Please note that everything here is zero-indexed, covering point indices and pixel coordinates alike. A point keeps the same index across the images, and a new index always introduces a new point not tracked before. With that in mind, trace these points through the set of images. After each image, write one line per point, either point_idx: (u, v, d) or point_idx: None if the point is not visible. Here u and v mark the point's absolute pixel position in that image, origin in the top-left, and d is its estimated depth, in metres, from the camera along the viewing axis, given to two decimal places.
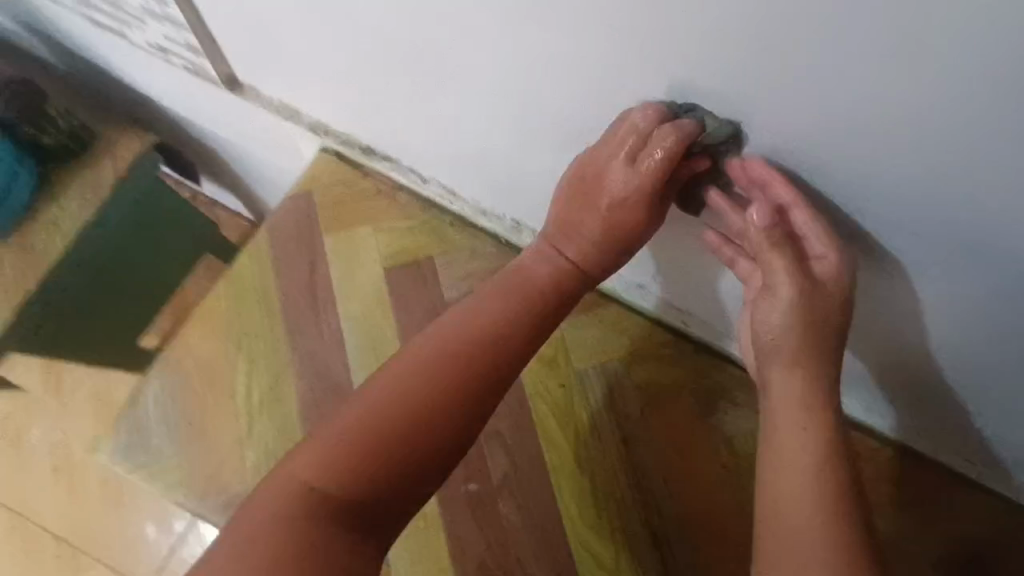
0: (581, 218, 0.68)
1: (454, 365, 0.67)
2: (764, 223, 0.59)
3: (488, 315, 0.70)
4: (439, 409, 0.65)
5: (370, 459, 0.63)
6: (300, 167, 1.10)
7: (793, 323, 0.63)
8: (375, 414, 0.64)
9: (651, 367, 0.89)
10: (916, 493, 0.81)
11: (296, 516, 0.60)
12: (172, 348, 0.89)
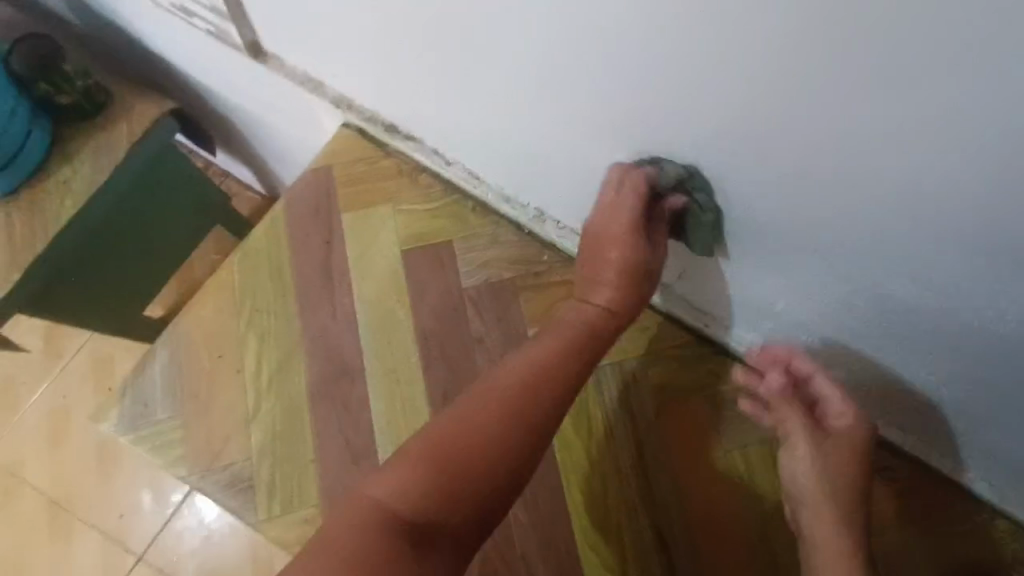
0: (599, 269, 0.73)
1: (526, 389, 0.68)
2: (784, 389, 0.77)
3: (546, 350, 0.71)
4: (513, 430, 0.66)
5: (445, 493, 0.63)
6: (320, 142, 1.08)
7: (823, 468, 0.74)
8: (454, 432, 0.65)
9: (669, 368, 0.86)
10: (923, 508, 0.81)
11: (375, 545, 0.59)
12: (181, 319, 0.87)
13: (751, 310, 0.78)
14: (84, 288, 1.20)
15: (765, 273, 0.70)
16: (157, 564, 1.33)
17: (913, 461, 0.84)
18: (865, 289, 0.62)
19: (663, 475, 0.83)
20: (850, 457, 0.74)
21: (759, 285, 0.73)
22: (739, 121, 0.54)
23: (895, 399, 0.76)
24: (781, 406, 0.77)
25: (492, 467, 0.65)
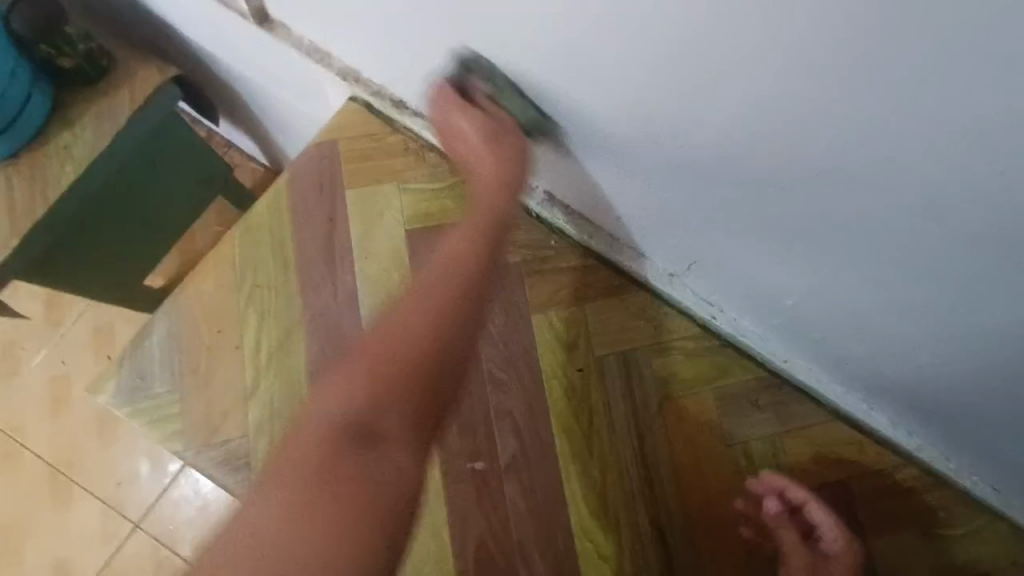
0: (488, 178, 0.72)
1: (440, 300, 0.68)
2: (780, 516, 0.77)
3: (450, 265, 0.71)
4: (421, 343, 0.67)
5: (372, 400, 0.65)
6: (326, 115, 1.06)
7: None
8: (375, 355, 0.67)
9: (674, 360, 0.85)
10: (922, 508, 0.81)
11: (315, 466, 0.63)
12: (181, 292, 0.85)
13: (760, 304, 0.77)
14: (83, 254, 1.18)
15: (777, 268, 0.68)
16: (153, 534, 1.33)
17: (917, 462, 0.82)
18: (877, 289, 0.60)
19: (664, 467, 0.82)
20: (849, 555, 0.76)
21: (771, 279, 0.71)
22: (760, 120, 0.51)
23: (900, 394, 0.76)
24: (782, 530, 0.78)
25: (403, 370, 0.66)
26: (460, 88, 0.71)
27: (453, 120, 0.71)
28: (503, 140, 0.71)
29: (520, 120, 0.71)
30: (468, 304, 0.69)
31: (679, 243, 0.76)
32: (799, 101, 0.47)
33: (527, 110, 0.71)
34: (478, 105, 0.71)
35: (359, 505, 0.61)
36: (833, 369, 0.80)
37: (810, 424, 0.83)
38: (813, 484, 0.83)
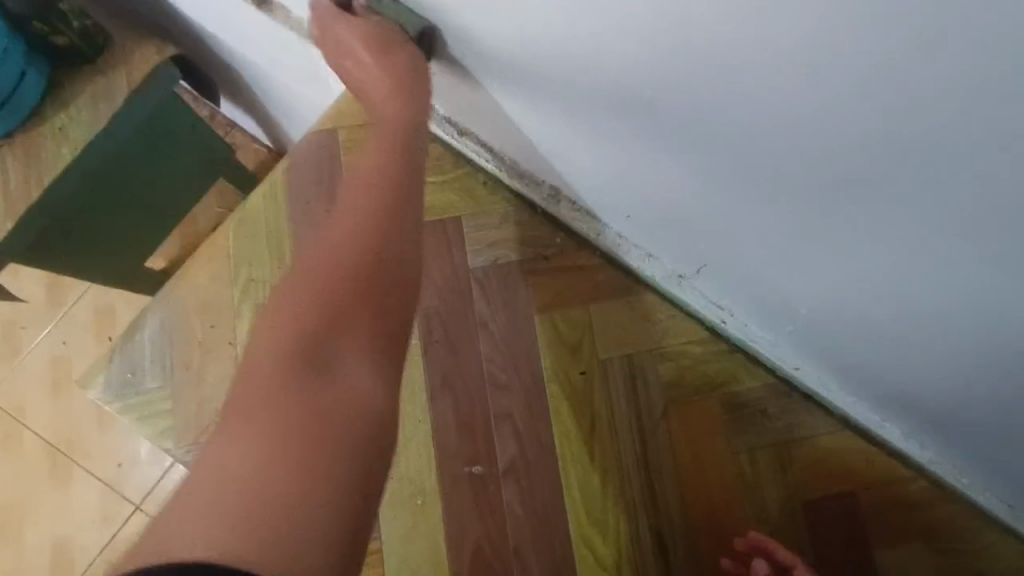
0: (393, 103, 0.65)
1: (364, 226, 0.63)
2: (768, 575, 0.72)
3: (367, 189, 0.64)
4: (335, 267, 0.61)
5: (306, 340, 0.57)
6: (327, 99, 1.02)
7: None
8: (291, 307, 0.59)
9: (681, 364, 0.82)
10: (927, 523, 0.79)
11: (262, 406, 0.52)
12: (172, 285, 0.83)
13: (772, 312, 0.74)
14: (80, 239, 1.16)
15: (791, 277, 0.65)
16: (152, 513, 1.34)
17: (928, 475, 0.80)
18: (897, 307, 0.57)
19: (666, 474, 0.80)
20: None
21: (785, 288, 0.68)
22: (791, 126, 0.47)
23: (912, 410, 0.73)
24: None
25: (337, 302, 0.60)
26: (342, 3, 0.65)
27: (336, 32, 0.65)
28: (395, 51, 0.63)
29: (406, 27, 0.63)
30: (391, 225, 0.64)
31: (690, 245, 0.73)
32: (828, 120, 0.42)
33: (411, 18, 0.63)
34: (359, 16, 0.64)
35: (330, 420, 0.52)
36: (846, 380, 0.77)
37: (818, 434, 0.81)
38: (819, 495, 0.80)
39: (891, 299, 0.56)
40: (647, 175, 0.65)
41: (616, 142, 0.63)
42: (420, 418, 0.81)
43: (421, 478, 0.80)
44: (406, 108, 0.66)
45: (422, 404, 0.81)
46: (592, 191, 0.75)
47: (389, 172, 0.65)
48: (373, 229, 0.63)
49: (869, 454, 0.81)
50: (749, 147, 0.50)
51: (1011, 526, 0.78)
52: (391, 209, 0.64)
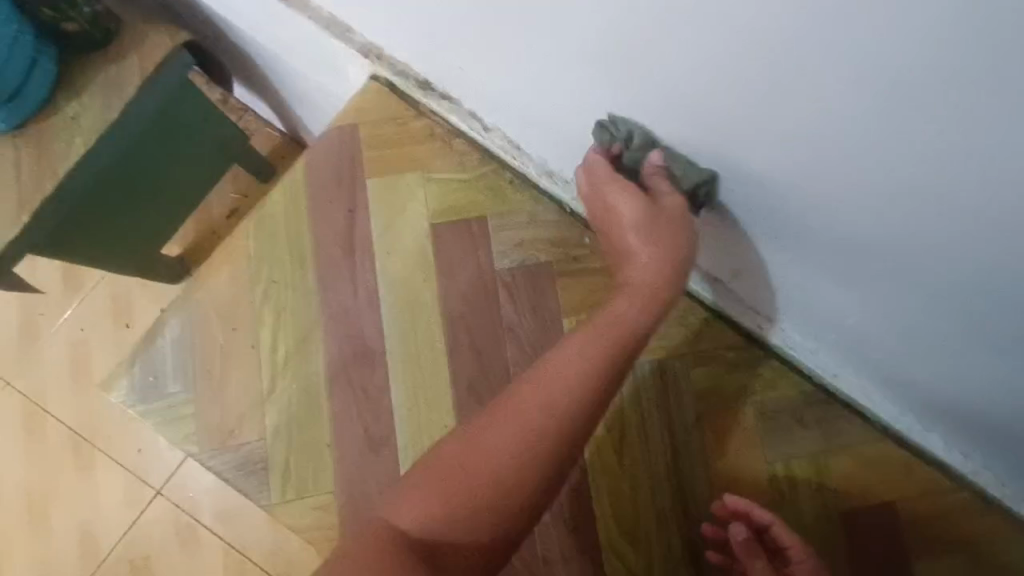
0: (634, 270, 0.70)
1: (532, 445, 0.65)
2: (749, 543, 0.71)
3: (596, 348, 0.68)
4: (530, 454, 0.64)
5: (461, 513, 0.63)
6: (347, 91, 0.99)
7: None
8: (471, 463, 0.64)
9: (715, 370, 0.80)
10: (968, 537, 0.76)
11: (394, 559, 0.59)
12: (191, 288, 0.81)
13: (815, 320, 0.71)
14: (98, 231, 1.12)
15: (837, 283, 0.63)
16: (176, 500, 1.22)
17: (971, 487, 0.77)
18: (954, 315, 0.54)
19: (699, 483, 0.78)
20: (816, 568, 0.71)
21: (830, 295, 0.65)
22: (849, 130, 0.44)
23: (955, 421, 0.70)
24: (749, 558, 0.71)
25: (503, 490, 0.63)
26: (613, 158, 0.67)
27: (616, 201, 0.69)
28: (665, 226, 0.66)
29: (682, 178, 0.63)
30: (582, 413, 0.66)
31: (732, 248, 0.70)
32: (908, 112, 0.40)
33: (690, 170, 0.62)
34: (653, 188, 0.65)
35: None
36: (889, 390, 0.73)
37: (858, 444, 0.78)
38: (856, 506, 0.78)
39: (954, 307, 0.54)
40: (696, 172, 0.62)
41: (666, 134, 0.60)
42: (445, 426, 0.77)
43: None
44: (655, 267, 0.69)
45: (448, 411, 0.77)
46: None
47: (593, 362, 0.67)
48: (565, 441, 0.65)
49: (911, 466, 0.78)
50: (816, 144, 0.48)
51: None
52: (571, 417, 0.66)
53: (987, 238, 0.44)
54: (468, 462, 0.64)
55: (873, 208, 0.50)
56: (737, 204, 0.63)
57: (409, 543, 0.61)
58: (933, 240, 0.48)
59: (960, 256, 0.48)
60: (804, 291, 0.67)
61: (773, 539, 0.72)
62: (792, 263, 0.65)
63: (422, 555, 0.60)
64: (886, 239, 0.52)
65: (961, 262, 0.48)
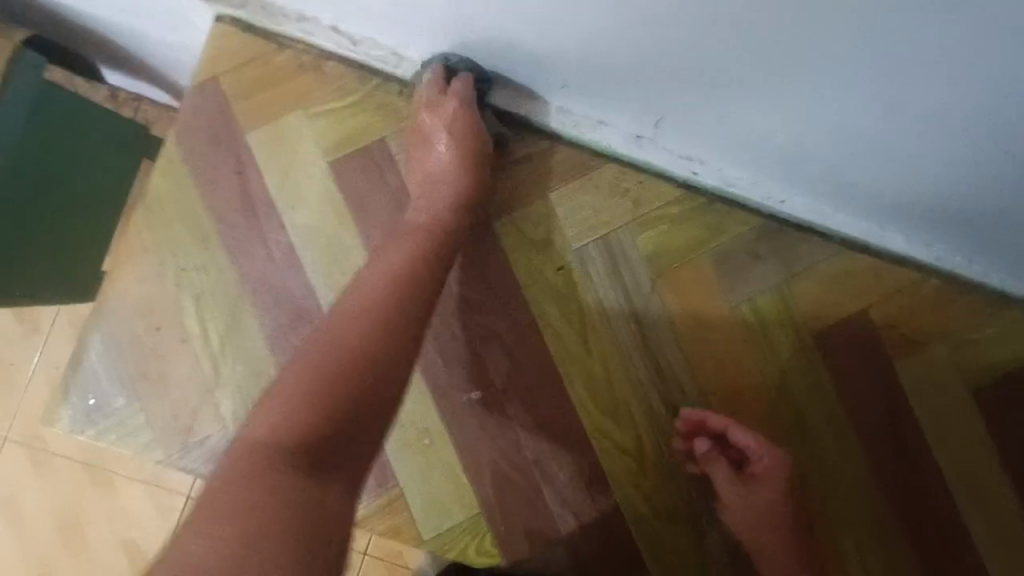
0: (427, 151, 0.71)
1: (381, 313, 0.59)
2: (711, 451, 0.72)
3: (419, 231, 0.67)
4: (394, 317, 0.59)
5: (354, 369, 0.55)
6: (172, 40, 0.77)
7: (782, 474, 0.72)
8: (349, 329, 0.57)
9: (660, 230, 0.76)
10: (942, 326, 0.76)
11: (276, 476, 0.48)
12: (99, 302, 0.73)
13: (747, 146, 0.66)
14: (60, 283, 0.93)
15: (761, 104, 0.57)
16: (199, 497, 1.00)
17: (937, 274, 0.76)
18: (876, 102, 0.50)
19: (669, 348, 0.76)
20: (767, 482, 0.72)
21: (757, 117, 0.60)
22: None
23: (913, 216, 0.68)
24: (712, 466, 0.72)
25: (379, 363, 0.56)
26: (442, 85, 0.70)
27: (356, 180, 0.75)
28: (444, 105, 0.69)
29: (350, 64, 0.75)
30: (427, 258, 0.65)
31: (643, 97, 0.64)
32: None
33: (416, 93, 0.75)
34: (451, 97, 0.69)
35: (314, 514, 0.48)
36: (839, 200, 0.70)
37: (818, 263, 0.76)
38: (829, 326, 0.77)
39: (881, 90, 0.49)
40: (581, 21, 0.54)
41: None
42: None
43: (422, 414, 0.75)
44: (462, 176, 0.70)
45: None
46: (527, 61, 0.65)
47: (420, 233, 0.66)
48: (398, 306, 0.60)
49: (881, 270, 0.76)
50: None
51: None
52: (418, 286, 0.62)
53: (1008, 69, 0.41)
54: (366, 294, 0.61)
55: (771, 6, 0.43)
56: (663, 55, 0.55)
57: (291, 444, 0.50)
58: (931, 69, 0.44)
59: (884, 40, 0.43)
60: (729, 119, 0.62)
61: (731, 442, 0.73)
62: (713, 95, 0.59)
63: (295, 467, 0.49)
64: (797, 35, 0.45)
65: (877, 41, 0.43)
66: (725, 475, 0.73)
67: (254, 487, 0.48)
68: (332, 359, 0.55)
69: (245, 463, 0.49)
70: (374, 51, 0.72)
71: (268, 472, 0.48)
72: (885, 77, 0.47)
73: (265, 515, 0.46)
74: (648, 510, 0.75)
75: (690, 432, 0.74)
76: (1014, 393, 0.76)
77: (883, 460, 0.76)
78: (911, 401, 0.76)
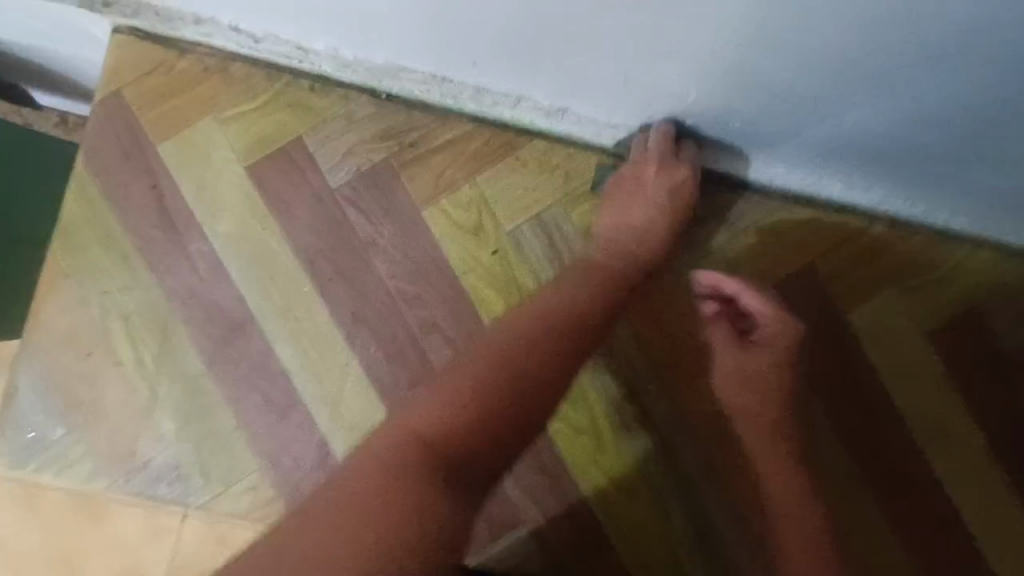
0: (626, 210, 0.71)
1: (529, 355, 0.65)
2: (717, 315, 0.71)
3: (581, 273, 0.70)
4: (535, 376, 0.65)
5: (486, 413, 0.63)
6: (75, 59, 0.74)
7: (781, 344, 0.69)
8: (497, 365, 0.64)
9: (594, 202, 0.74)
10: (895, 272, 0.74)
11: (409, 483, 0.58)
12: (27, 335, 0.72)
13: (664, 106, 0.64)
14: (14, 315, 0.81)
15: (660, 58, 0.55)
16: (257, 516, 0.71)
17: (883, 219, 0.74)
18: (768, 44, 0.49)
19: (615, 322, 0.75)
20: (767, 373, 0.70)
21: (663, 74, 0.58)
22: None
23: (848, 162, 0.66)
24: (713, 329, 0.72)
25: (520, 410, 0.63)
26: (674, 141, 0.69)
27: (276, 184, 0.73)
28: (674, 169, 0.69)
29: (258, 64, 0.72)
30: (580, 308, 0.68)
31: (552, 68, 0.62)
32: None
33: (329, 87, 0.73)
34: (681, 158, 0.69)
35: (421, 529, 0.57)
36: (770, 152, 0.68)
37: (759, 222, 0.74)
38: (778, 285, 0.75)
39: (769, 29, 0.47)
40: None
41: None
42: (344, 365, 0.72)
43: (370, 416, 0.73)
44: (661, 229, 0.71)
45: (341, 350, 0.73)
46: (426, 43, 0.63)
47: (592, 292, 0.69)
48: (546, 360, 0.66)
49: (827, 221, 0.74)
50: None
51: (985, 239, 0.73)
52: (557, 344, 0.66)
53: (962, 19, 0.40)
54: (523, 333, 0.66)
55: None
56: (575, 22, 0.52)
57: (425, 449, 0.61)
58: (892, 31, 0.43)
59: None
60: (640, 81, 0.60)
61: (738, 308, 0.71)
62: (616, 56, 0.57)
63: (437, 477, 0.59)
64: None
65: None
66: (724, 338, 0.71)
67: (368, 491, 0.58)
68: (489, 389, 0.63)
69: (384, 459, 0.60)
70: (278, 49, 0.69)
71: (389, 487, 0.58)
72: (824, 23, 0.44)
73: (405, 511, 0.57)
74: (609, 489, 0.74)
75: (701, 293, 0.72)
76: (973, 332, 0.75)
77: (841, 414, 0.74)
78: (866, 351, 0.75)
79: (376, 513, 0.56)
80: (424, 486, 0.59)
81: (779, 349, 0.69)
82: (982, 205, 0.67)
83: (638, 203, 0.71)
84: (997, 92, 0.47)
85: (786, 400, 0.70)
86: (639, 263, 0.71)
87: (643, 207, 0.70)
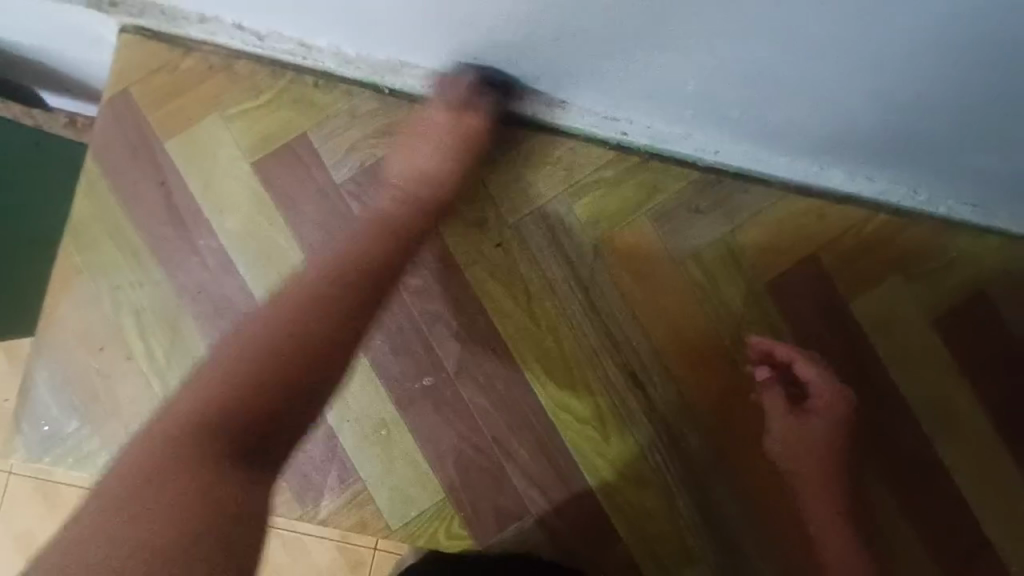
0: (424, 154, 0.69)
1: (305, 311, 0.57)
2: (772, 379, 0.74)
3: (371, 224, 0.65)
4: (324, 329, 0.56)
5: (285, 360, 0.54)
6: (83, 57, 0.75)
7: (835, 413, 0.73)
8: (289, 317, 0.56)
9: (596, 194, 0.75)
10: (898, 260, 0.75)
11: (193, 461, 0.49)
12: (41, 330, 0.74)
13: (665, 99, 0.64)
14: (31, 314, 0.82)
15: (661, 52, 0.56)
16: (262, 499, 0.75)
17: (886, 208, 0.74)
18: (768, 36, 0.49)
19: (619, 314, 0.75)
20: (822, 437, 0.73)
21: (665, 67, 0.58)
22: None
23: (850, 151, 0.66)
24: (768, 394, 0.74)
25: (314, 355, 0.55)
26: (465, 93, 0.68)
27: (282, 180, 0.74)
28: (468, 111, 0.68)
29: (262, 62, 0.73)
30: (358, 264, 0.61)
31: (552, 61, 0.62)
32: None
33: (332, 83, 0.74)
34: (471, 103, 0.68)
35: (210, 503, 0.48)
36: (771, 143, 0.68)
37: (762, 212, 0.75)
38: (782, 275, 0.75)
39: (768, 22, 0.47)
40: None
41: None
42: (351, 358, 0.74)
43: (377, 407, 0.75)
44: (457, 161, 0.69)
45: None
46: (428, 39, 0.63)
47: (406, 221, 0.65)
48: (343, 314, 0.58)
49: (829, 210, 0.74)
50: None
51: (990, 226, 0.73)
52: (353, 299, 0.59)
53: (961, 13, 0.41)
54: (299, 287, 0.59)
55: None
56: (577, 17, 0.53)
57: (209, 423, 0.51)
58: (892, 29, 0.44)
59: None
60: (640, 73, 0.60)
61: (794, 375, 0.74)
62: (617, 50, 0.57)
63: (222, 448, 0.50)
64: None
65: None
66: (779, 406, 0.74)
67: (150, 470, 0.49)
68: (277, 346, 0.54)
69: (165, 442, 0.51)
70: (282, 46, 0.70)
71: (168, 469, 0.49)
72: (825, 17, 0.45)
73: (179, 502, 0.48)
74: (616, 481, 0.75)
75: (758, 359, 0.74)
76: (978, 320, 0.75)
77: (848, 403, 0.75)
78: (872, 340, 0.75)
79: (163, 499, 0.48)
80: (217, 464, 0.49)
81: (831, 418, 0.73)
82: (987, 193, 0.67)
83: (429, 145, 0.69)
84: (998, 82, 0.48)
85: (838, 459, 0.73)
86: (433, 205, 0.68)
87: (431, 149, 0.68)
